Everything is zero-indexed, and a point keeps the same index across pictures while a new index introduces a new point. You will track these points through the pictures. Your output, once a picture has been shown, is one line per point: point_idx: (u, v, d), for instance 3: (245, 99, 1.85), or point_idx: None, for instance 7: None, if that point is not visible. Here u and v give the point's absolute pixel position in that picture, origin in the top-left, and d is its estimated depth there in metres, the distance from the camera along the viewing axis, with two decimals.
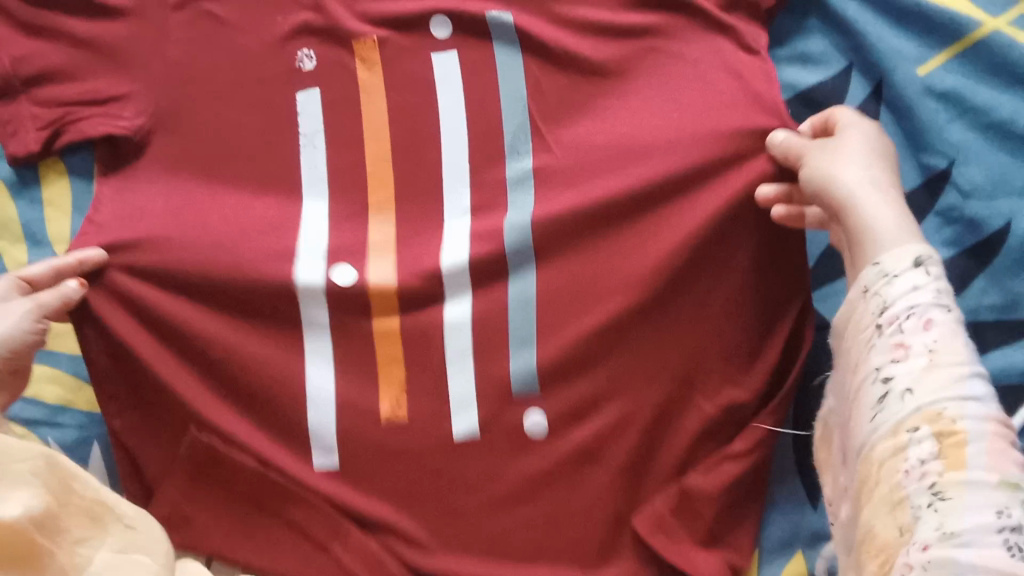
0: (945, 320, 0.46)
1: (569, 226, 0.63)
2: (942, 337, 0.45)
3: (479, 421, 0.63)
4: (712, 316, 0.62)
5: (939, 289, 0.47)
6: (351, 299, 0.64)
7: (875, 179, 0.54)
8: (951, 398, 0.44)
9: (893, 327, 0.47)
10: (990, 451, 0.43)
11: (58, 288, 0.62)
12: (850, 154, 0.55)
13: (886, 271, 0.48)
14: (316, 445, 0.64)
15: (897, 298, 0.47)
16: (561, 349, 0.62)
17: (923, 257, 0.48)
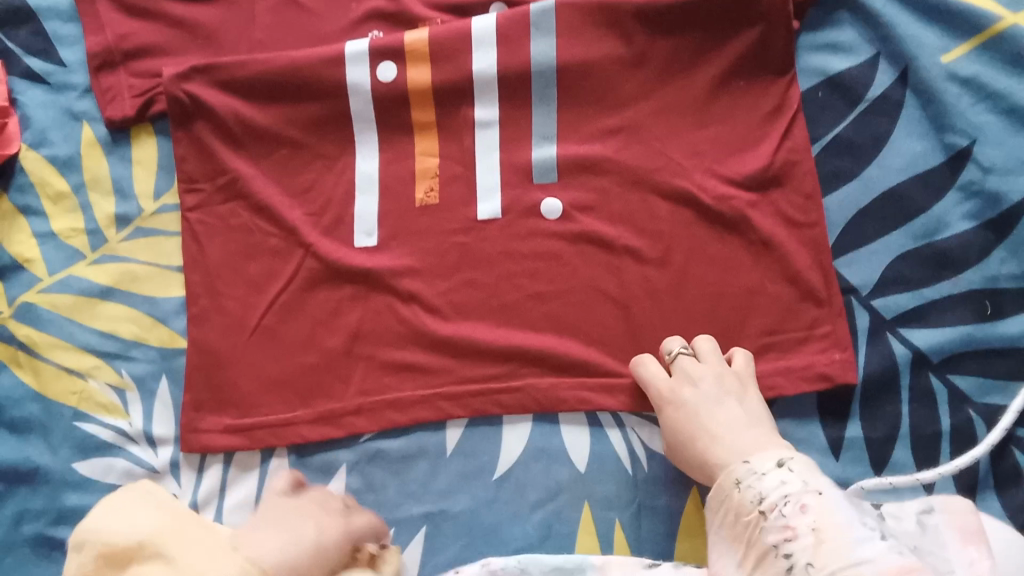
0: (823, 495, 0.51)
1: (594, 106, 0.69)
2: (822, 508, 0.50)
3: (504, 205, 0.69)
4: (715, 104, 0.68)
5: (806, 480, 0.52)
6: (398, 206, 0.71)
7: (731, 422, 0.59)
8: (845, 568, 0.47)
9: (779, 511, 0.52)
10: (836, 553, 0.48)
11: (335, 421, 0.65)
12: (705, 395, 0.60)
13: (764, 471, 0.54)
14: (359, 228, 0.71)
15: (773, 488, 0.53)
16: (575, 149, 0.69)
17: (784, 458, 0.54)
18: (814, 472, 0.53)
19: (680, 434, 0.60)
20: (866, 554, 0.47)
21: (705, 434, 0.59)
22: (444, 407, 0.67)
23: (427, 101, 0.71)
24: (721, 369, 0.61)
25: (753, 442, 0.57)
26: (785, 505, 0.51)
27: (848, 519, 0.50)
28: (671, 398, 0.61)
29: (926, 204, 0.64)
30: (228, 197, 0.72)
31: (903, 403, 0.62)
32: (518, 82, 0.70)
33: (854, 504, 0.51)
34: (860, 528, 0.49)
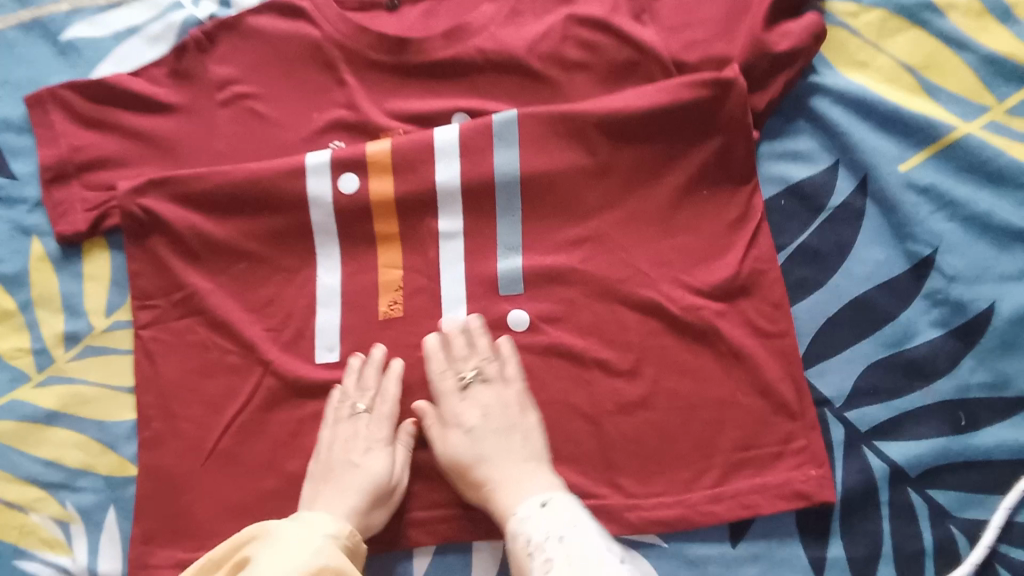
0: (562, 541, 0.54)
1: (559, 216, 0.69)
2: (577, 545, 0.53)
3: (470, 316, 0.68)
4: (679, 213, 0.68)
5: (564, 528, 0.55)
6: (360, 320, 0.69)
7: (499, 431, 0.63)
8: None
9: (543, 551, 0.54)
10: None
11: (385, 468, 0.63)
12: (478, 403, 0.64)
13: (528, 517, 0.57)
14: (320, 343, 0.69)
15: (543, 529, 0.55)
16: (541, 259, 0.68)
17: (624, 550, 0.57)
18: (531, 511, 0.57)
19: (455, 459, 0.62)
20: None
21: (468, 458, 0.62)
22: (411, 534, 0.64)
23: (390, 212, 0.70)
24: (494, 397, 0.64)
25: (506, 475, 0.61)
26: (548, 557, 0.53)
27: (587, 548, 0.53)
28: (444, 440, 0.64)
29: (894, 312, 0.64)
30: (183, 312, 0.70)
31: (883, 520, 0.60)
32: (482, 192, 0.69)
33: (578, 554, 0.53)
34: (604, 556, 0.52)
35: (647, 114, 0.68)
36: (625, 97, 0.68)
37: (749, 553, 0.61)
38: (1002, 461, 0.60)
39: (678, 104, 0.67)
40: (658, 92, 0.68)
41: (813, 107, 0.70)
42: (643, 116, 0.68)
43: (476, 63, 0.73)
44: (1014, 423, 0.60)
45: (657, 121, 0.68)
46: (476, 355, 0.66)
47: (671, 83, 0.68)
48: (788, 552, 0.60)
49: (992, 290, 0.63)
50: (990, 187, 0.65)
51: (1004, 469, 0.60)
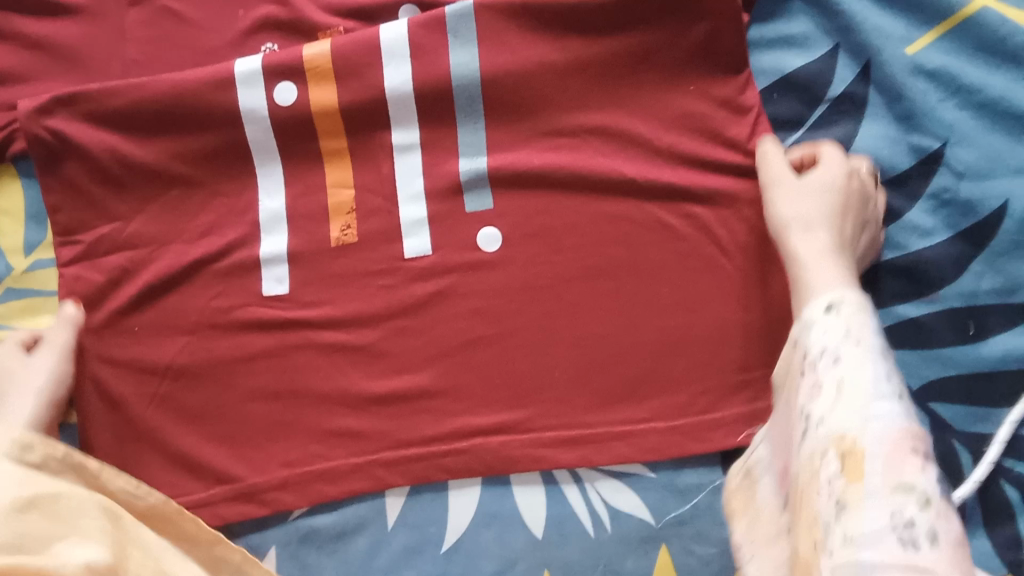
0: (862, 345, 0.45)
1: (525, 121, 0.61)
2: (855, 361, 0.45)
3: (432, 239, 0.61)
4: (660, 112, 0.60)
5: (851, 329, 0.46)
6: (310, 247, 0.62)
7: (835, 205, 0.54)
8: (859, 424, 0.42)
9: (815, 369, 0.46)
10: (890, 460, 0.40)
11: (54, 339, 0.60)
12: (792, 185, 0.56)
13: (811, 320, 0.48)
14: (268, 274, 0.62)
15: (817, 340, 0.47)
16: (509, 170, 0.61)
17: (835, 302, 0.48)
18: (848, 295, 0.48)
19: (785, 219, 0.55)
20: (883, 422, 0.42)
21: (796, 225, 0.54)
22: (382, 475, 0.59)
23: (336, 126, 0.62)
24: (833, 194, 0.55)
25: (803, 277, 0.51)
26: (831, 358, 0.46)
27: (878, 373, 0.44)
28: (778, 201, 0.56)
29: (896, 215, 0.59)
30: (114, 247, 0.63)
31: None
32: (436, 97, 0.61)
33: (872, 371, 0.44)
34: (871, 386, 0.43)
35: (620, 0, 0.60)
36: None
37: None
38: (1009, 374, 0.56)
39: None
40: None
41: None
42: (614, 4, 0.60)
43: None
44: None
45: (632, 7, 0.60)
46: (824, 160, 0.57)
47: None
48: None
49: (1005, 186, 0.57)
50: (1006, 68, 0.58)
51: (1011, 382, 0.56)
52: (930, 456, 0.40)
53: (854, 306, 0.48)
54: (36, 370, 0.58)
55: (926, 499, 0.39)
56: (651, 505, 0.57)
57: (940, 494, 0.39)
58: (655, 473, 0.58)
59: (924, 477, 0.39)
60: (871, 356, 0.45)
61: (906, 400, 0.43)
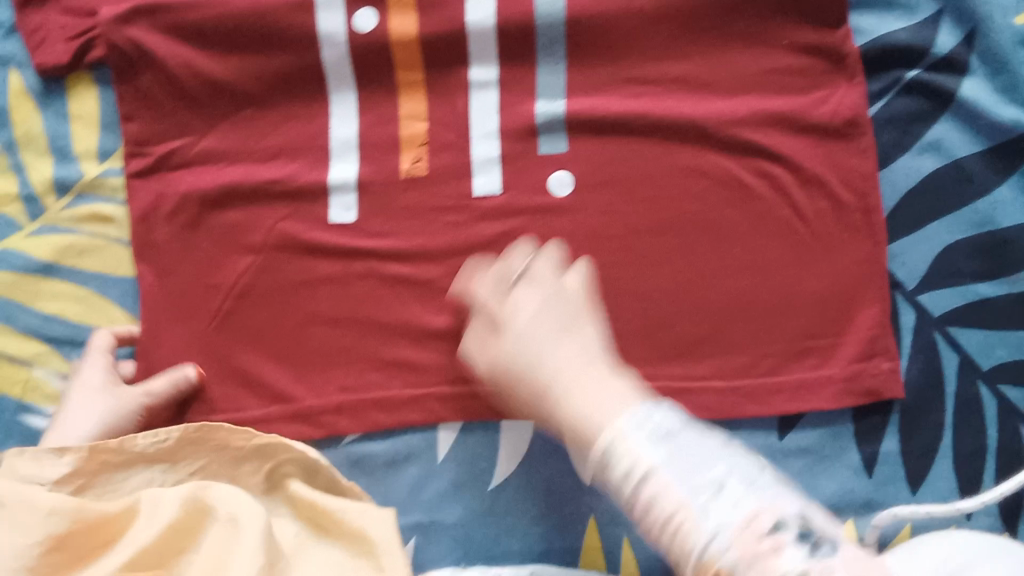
0: (672, 442, 0.46)
1: (607, 66, 0.60)
2: (678, 449, 0.46)
3: (503, 179, 0.61)
4: (748, 66, 0.58)
5: (656, 425, 0.47)
6: (379, 177, 0.62)
7: None
8: (707, 542, 0.43)
9: (633, 482, 0.46)
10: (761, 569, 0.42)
11: (169, 378, 0.60)
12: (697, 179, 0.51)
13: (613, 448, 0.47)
14: (336, 201, 0.62)
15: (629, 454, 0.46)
16: (587, 115, 0.60)
17: (645, 410, 0.48)
18: (620, 419, 0.48)
19: (517, 364, 0.52)
20: (722, 530, 0.43)
21: (562, 244, 0.51)
22: (437, 408, 0.60)
23: (413, 55, 0.61)
24: (548, 285, 0.56)
25: (575, 375, 0.51)
26: (643, 474, 0.46)
27: (693, 459, 0.46)
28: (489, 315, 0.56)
29: (985, 190, 0.57)
30: (183, 162, 0.63)
31: (945, 433, 0.56)
32: (519, 34, 0.60)
33: (686, 458, 0.46)
34: (685, 483, 0.45)
35: None
36: None
37: (797, 446, 0.57)
38: None
39: None
40: None
41: None
42: None
43: None
44: None
45: None
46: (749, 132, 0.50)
47: None
48: (836, 454, 0.56)
49: None
50: None
51: None
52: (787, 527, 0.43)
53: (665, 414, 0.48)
54: (87, 410, 0.58)
55: (801, 572, 0.42)
56: None
57: (805, 555, 0.42)
58: None
59: (786, 558, 0.42)
60: (678, 446, 0.46)
61: (724, 480, 0.45)
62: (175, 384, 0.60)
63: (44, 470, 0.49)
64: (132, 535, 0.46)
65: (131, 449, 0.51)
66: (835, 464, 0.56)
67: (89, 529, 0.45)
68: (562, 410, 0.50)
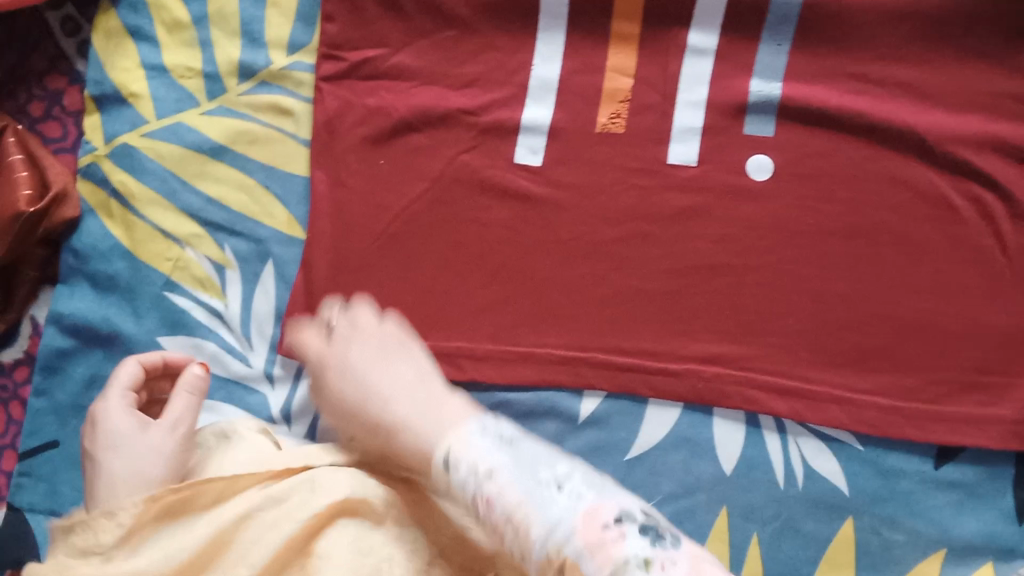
0: (496, 473, 0.41)
1: (830, 59, 0.58)
2: (507, 482, 0.41)
3: (701, 151, 0.59)
4: (978, 88, 0.56)
5: (503, 433, 0.43)
6: (573, 124, 0.60)
7: (346, 368, 0.50)
8: (545, 538, 0.39)
9: (479, 483, 0.41)
10: (592, 547, 0.38)
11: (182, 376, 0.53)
12: (355, 359, 0.50)
13: (442, 476, 0.42)
14: (523, 141, 0.60)
15: (473, 451, 0.42)
16: (800, 103, 0.58)
17: (449, 455, 0.42)
18: (452, 432, 0.43)
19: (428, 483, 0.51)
20: (562, 516, 0.39)
21: (351, 373, 0.49)
22: (587, 374, 0.58)
23: (634, 9, 0.59)
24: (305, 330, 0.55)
25: (414, 394, 0.47)
26: (485, 473, 0.41)
27: (519, 483, 0.41)
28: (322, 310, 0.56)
29: None
30: (375, 71, 0.61)
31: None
32: (748, 8, 0.58)
33: (522, 460, 0.42)
34: (526, 485, 0.41)
35: None
36: None
37: (950, 479, 0.56)
38: None
39: None
40: None
41: None
42: None
43: None
44: None
45: None
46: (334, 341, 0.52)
47: None
48: (989, 496, 0.55)
49: None
50: None
51: None
52: (621, 518, 0.39)
53: (507, 423, 0.44)
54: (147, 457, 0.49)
55: (644, 560, 0.38)
56: (849, 477, 0.56)
57: (647, 543, 0.38)
58: (862, 447, 0.56)
59: (629, 544, 0.38)
60: (515, 453, 0.42)
61: (566, 479, 0.41)
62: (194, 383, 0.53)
63: (102, 536, 0.45)
64: (242, 548, 0.47)
65: (204, 489, 0.47)
66: (986, 505, 0.55)
67: (213, 544, 0.46)
68: (399, 441, 0.45)
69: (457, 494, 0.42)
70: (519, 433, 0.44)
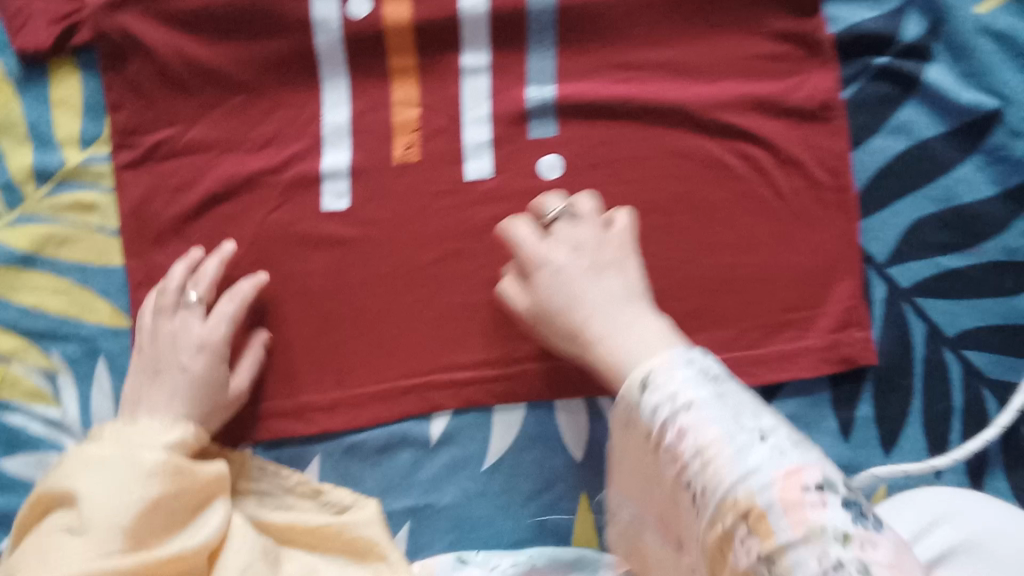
0: (696, 405, 0.44)
1: (595, 55, 0.61)
2: (703, 415, 0.43)
3: (495, 163, 0.62)
4: (734, 57, 0.61)
5: (672, 393, 0.45)
6: (372, 162, 0.62)
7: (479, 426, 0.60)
8: (736, 482, 0.41)
9: (667, 407, 0.45)
10: (785, 509, 0.39)
11: (163, 327, 0.58)
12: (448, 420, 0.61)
13: (636, 401, 0.46)
14: (328, 188, 0.62)
15: (665, 382, 0.46)
16: (576, 100, 0.61)
17: (646, 378, 0.46)
18: (659, 359, 0.47)
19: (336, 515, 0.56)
20: (757, 466, 0.41)
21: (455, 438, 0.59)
22: (432, 397, 0.61)
23: (406, 43, 0.62)
24: (204, 333, 0.57)
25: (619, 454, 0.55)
26: (682, 403, 0.44)
27: (748, 406, 0.45)
28: (160, 350, 0.57)
29: (949, 166, 0.59)
30: (171, 151, 0.62)
31: (919, 398, 0.59)
32: (509, 22, 0.61)
33: (727, 404, 0.44)
34: (726, 415, 0.44)
35: None
36: None
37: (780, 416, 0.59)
38: None
39: None
40: None
41: None
42: None
43: None
44: None
45: None
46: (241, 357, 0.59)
47: None
48: (817, 423, 0.59)
49: None
50: None
51: None
52: (822, 486, 0.40)
53: (684, 355, 0.47)
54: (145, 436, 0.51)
55: (843, 534, 0.38)
56: None
57: (847, 518, 0.38)
58: None
59: (829, 513, 0.38)
60: (721, 390, 0.45)
61: (768, 431, 0.43)
62: (162, 334, 0.57)
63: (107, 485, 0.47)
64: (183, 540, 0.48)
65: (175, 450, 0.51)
66: (816, 432, 0.59)
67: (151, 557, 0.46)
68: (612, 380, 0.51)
69: (642, 420, 0.46)
70: (725, 376, 0.47)
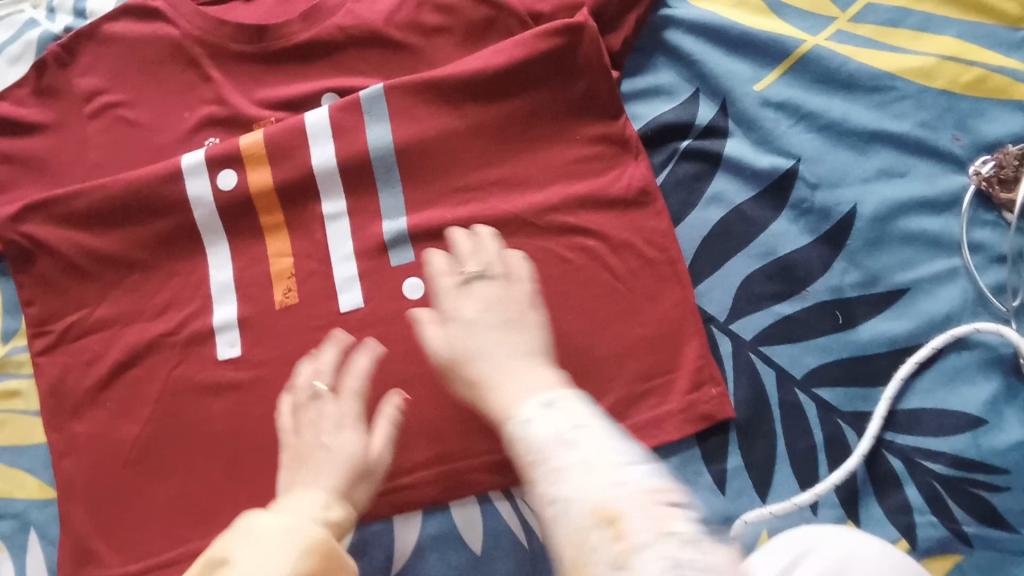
0: (586, 432, 0.45)
1: (437, 185, 0.70)
2: (592, 446, 0.44)
3: (364, 294, 0.68)
4: (555, 165, 0.69)
5: (572, 417, 0.46)
6: (256, 310, 0.69)
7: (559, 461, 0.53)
8: (557, 499, 0.43)
9: (557, 455, 0.44)
10: (647, 514, 0.41)
11: (344, 403, 0.59)
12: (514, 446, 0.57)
13: (529, 417, 0.47)
14: (220, 338, 0.68)
15: (543, 429, 0.46)
16: (426, 226, 0.69)
17: (555, 398, 0.48)
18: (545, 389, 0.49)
19: None
20: (601, 485, 0.42)
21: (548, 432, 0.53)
22: None
23: (272, 203, 0.70)
24: (345, 404, 0.59)
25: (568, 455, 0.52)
26: (569, 436, 0.45)
27: (615, 446, 0.44)
28: (321, 433, 0.57)
29: (764, 223, 0.67)
30: (82, 331, 0.70)
31: (779, 439, 0.63)
32: (358, 170, 0.70)
33: (618, 431, 0.46)
34: (600, 440, 0.45)
35: (506, 69, 0.69)
36: (480, 57, 0.69)
37: None
38: (876, 355, 0.63)
39: (533, 55, 0.68)
40: (515, 48, 0.68)
41: (667, 40, 0.72)
42: (503, 74, 0.69)
43: (336, 42, 0.73)
44: (887, 317, 0.63)
45: (517, 70, 0.69)
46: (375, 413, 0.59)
47: (523, 39, 0.69)
48: (693, 479, 0.62)
49: (852, 193, 0.66)
50: (842, 94, 0.68)
51: (880, 361, 0.63)
52: (681, 505, 0.42)
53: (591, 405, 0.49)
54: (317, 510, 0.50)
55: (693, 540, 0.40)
56: None
57: (699, 528, 0.41)
58: None
59: (680, 520, 0.41)
60: (603, 418, 0.47)
61: (651, 456, 0.45)
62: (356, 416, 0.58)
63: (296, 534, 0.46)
64: None
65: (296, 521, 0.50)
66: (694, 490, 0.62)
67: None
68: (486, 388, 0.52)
69: (525, 441, 0.46)
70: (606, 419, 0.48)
